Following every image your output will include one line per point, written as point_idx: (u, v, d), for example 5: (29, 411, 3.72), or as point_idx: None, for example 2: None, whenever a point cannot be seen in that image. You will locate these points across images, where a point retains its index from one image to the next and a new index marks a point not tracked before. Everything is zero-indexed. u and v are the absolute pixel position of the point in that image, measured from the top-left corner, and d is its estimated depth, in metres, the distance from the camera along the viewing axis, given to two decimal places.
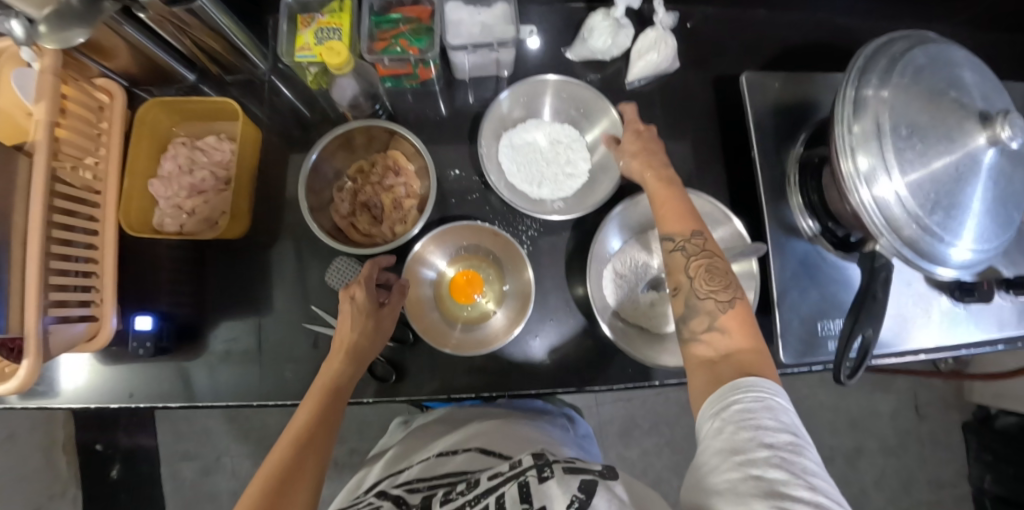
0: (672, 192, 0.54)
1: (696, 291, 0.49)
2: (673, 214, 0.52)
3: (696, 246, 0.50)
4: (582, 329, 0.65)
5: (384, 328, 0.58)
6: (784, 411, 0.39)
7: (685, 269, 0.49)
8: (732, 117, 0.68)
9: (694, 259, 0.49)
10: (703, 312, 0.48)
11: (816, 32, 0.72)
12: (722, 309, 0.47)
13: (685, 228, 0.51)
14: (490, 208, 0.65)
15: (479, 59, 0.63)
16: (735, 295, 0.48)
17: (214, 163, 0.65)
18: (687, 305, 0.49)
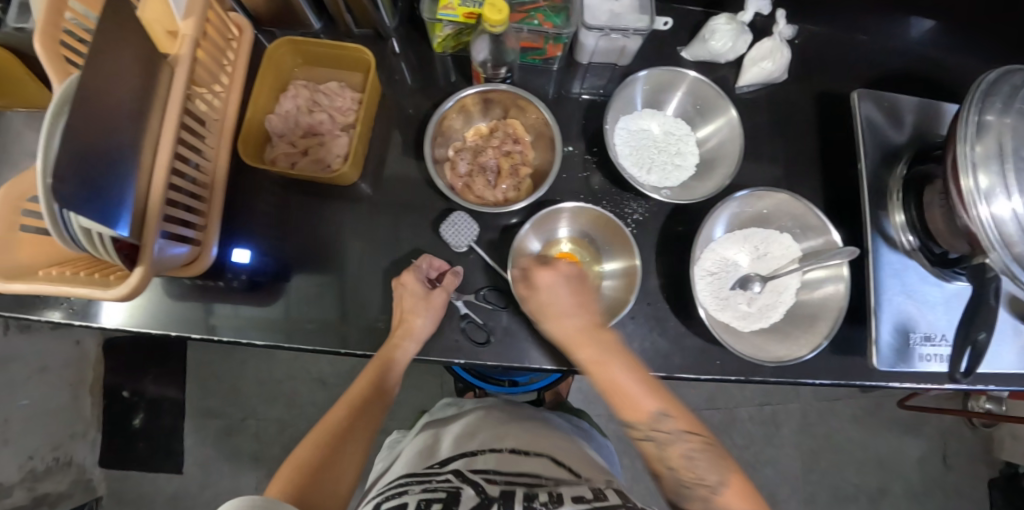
0: (607, 368, 0.54)
1: (656, 456, 0.52)
2: (625, 398, 0.53)
3: (663, 430, 0.52)
4: (673, 320, 0.65)
5: (439, 314, 0.60)
6: None
7: (659, 456, 0.52)
8: (833, 133, 0.70)
9: (668, 448, 0.51)
10: (698, 498, 0.48)
11: (916, 62, 0.75)
12: (715, 490, 0.48)
13: (649, 408, 0.53)
14: (596, 188, 0.66)
15: (606, 44, 0.64)
16: (724, 472, 0.50)
17: (334, 108, 0.66)
18: (677, 494, 0.49)
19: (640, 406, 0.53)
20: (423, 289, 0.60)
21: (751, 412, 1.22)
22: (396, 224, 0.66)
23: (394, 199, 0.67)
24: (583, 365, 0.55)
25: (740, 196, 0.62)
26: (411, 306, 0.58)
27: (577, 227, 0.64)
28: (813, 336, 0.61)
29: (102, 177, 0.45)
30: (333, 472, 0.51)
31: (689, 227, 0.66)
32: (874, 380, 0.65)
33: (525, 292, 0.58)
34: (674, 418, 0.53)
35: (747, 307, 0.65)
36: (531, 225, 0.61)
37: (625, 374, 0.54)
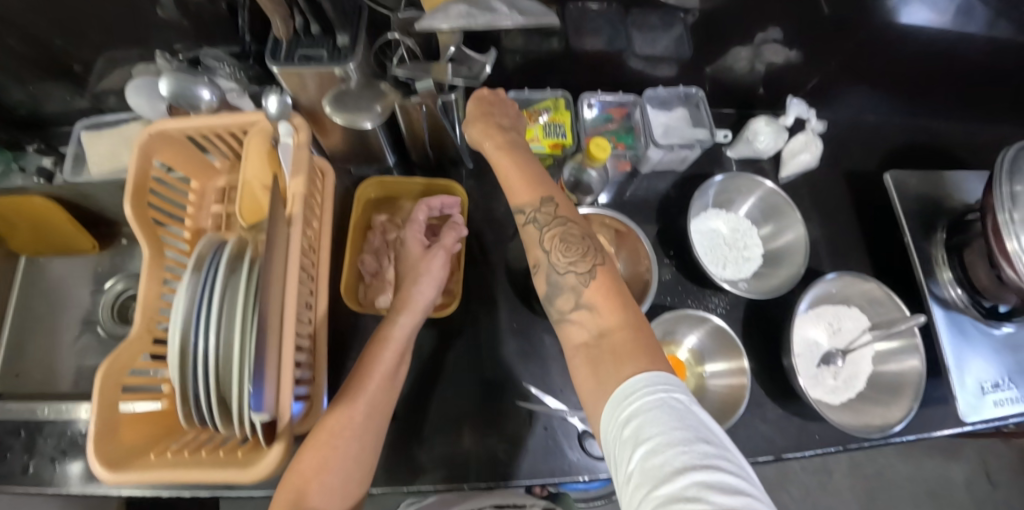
0: (503, 166, 0.55)
1: (558, 267, 0.50)
2: (518, 175, 0.54)
3: (545, 214, 0.52)
4: (771, 403, 0.68)
5: (437, 282, 0.59)
6: (681, 417, 0.37)
7: (539, 242, 0.51)
8: (868, 205, 0.78)
9: (549, 232, 0.51)
10: (567, 289, 0.49)
11: (915, 135, 0.85)
12: (586, 283, 0.49)
13: (533, 194, 0.52)
14: (681, 287, 0.70)
15: (670, 158, 0.70)
16: (597, 263, 0.49)
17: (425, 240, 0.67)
18: (550, 282, 0.51)
19: (516, 195, 0.53)
20: (422, 244, 0.62)
21: (802, 462, 1.25)
22: (493, 340, 0.67)
23: (489, 317, 0.68)
24: (490, 154, 0.55)
25: (830, 277, 0.67)
26: (410, 272, 0.59)
27: (689, 329, 0.65)
28: (902, 403, 0.64)
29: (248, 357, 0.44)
30: None
31: (769, 311, 0.70)
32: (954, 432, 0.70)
33: (475, 112, 0.58)
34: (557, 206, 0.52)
35: (835, 381, 0.69)
36: (650, 327, 0.62)
37: (519, 159, 0.55)
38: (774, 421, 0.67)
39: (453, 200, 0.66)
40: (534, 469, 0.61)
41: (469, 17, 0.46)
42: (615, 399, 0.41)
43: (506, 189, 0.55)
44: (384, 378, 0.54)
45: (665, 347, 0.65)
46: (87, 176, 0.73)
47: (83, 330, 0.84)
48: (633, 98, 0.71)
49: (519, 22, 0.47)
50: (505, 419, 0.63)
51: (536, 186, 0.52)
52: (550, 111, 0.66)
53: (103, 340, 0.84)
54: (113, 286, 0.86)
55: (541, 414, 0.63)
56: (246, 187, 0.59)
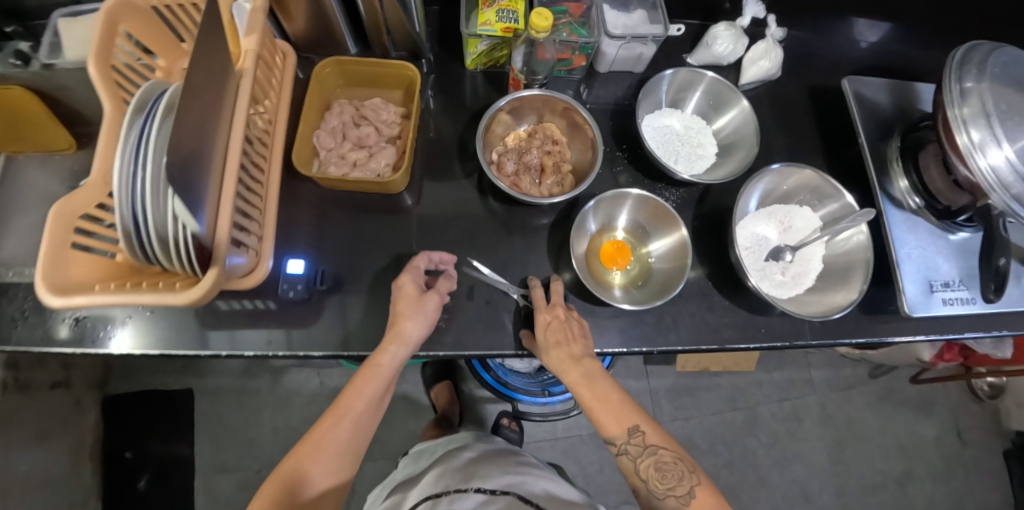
0: (582, 391, 0.56)
1: (657, 492, 0.53)
2: (613, 417, 0.54)
3: (636, 444, 0.54)
4: (716, 298, 0.69)
5: (430, 320, 0.58)
6: None
7: (634, 471, 0.54)
8: (828, 117, 0.78)
9: (641, 460, 0.53)
10: (666, 508, 0.52)
11: (884, 56, 0.85)
12: (682, 502, 0.51)
13: (622, 427, 0.54)
14: (633, 181, 0.71)
15: (626, 52, 0.71)
16: (693, 484, 0.52)
17: (380, 122, 0.67)
18: (652, 507, 0.53)
19: (607, 429, 0.55)
20: (418, 289, 0.59)
21: (771, 409, 1.25)
22: (443, 225, 0.68)
23: (442, 203, 0.70)
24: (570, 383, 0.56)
25: (774, 168, 0.68)
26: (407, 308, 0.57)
27: (633, 212, 0.68)
28: (848, 290, 0.66)
29: (184, 176, 0.45)
30: None
31: (719, 210, 0.71)
32: (901, 335, 0.70)
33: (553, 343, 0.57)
34: (646, 433, 0.54)
35: (782, 276, 0.70)
36: (594, 203, 0.65)
37: (610, 384, 0.56)
38: (719, 313, 0.68)
39: (452, 257, 0.64)
40: (472, 340, 0.63)
41: None
42: None
43: (592, 417, 0.56)
44: (364, 408, 0.57)
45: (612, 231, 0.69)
46: (61, 61, 0.75)
47: None
48: None
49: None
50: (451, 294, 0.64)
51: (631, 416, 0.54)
52: None
53: None
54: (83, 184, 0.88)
55: (485, 293, 0.65)
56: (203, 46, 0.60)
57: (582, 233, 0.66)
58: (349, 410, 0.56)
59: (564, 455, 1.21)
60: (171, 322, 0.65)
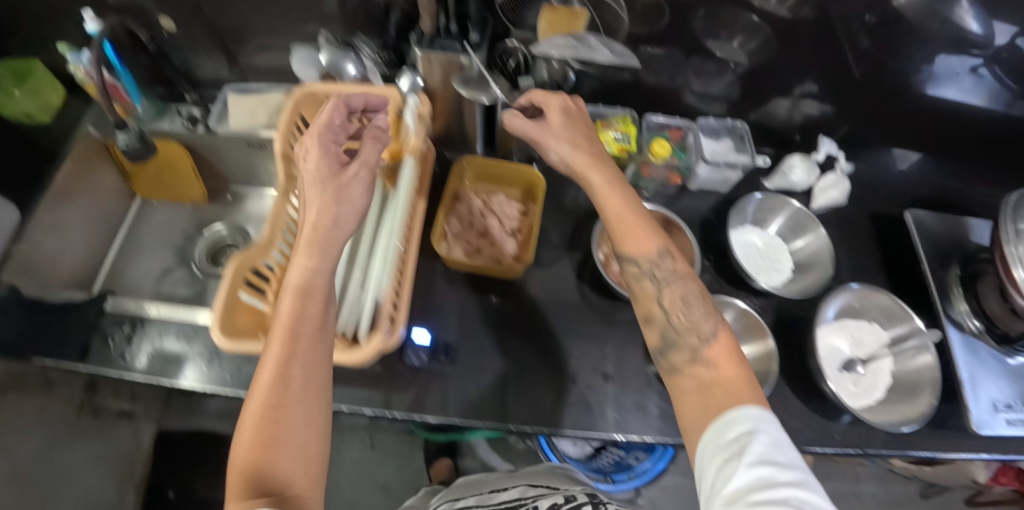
0: (610, 203, 0.58)
1: (678, 325, 0.54)
2: (637, 232, 0.56)
3: (661, 267, 0.55)
4: (794, 402, 0.73)
5: (358, 204, 0.55)
6: (783, 446, 0.42)
7: (656, 298, 0.56)
8: (890, 242, 0.87)
9: (667, 288, 0.55)
10: (687, 348, 0.53)
11: (935, 190, 0.95)
12: (707, 342, 0.52)
13: (650, 245, 0.56)
14: (717, 286, 0.79)
15: (714, 175, 0.81)
16: (716, 323, 0.54)
17: (503, 215, 0.76)
18: (665, 337, 0.55)
19: (625, 242, 0.56)
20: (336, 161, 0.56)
21: None
22: (546, 307, 0.76)
23: (546, 288, 0.77)
24: (595, 185, 0.59)
25: (853, 286, 0.77)
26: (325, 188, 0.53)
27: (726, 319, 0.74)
28: (921, 404, 0.71)
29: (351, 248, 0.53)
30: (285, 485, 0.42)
31: (797, 319, 0.78)
32: (973, 455, 0.73)
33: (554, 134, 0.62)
34: (674, 261, 0.56)
35: (855, 387, 0.75)
36: None
37: (611, 185, 0.59)
38: (797, 416, 0.72)
39: (377, 99, 0.66)
40: (574, 420, 0.67)
41: (584, 52, 0.58)
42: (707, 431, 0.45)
43: (617, 235, 0.57)
44: (308, 321, 0.49)
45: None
46: (228, 129, 0.87)
47: (178, 266, 0.96)
48: (687, 123, 0.82)
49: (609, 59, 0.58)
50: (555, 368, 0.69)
51: (652, 236, 0.55)
52: (620, 123, 0.77)
53: (193, 276, 0.95)
54: (216, 229, 0.99)
55: (585, 376, 0.70)
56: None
57: None
58: (280, 343, 0.46)
59: None
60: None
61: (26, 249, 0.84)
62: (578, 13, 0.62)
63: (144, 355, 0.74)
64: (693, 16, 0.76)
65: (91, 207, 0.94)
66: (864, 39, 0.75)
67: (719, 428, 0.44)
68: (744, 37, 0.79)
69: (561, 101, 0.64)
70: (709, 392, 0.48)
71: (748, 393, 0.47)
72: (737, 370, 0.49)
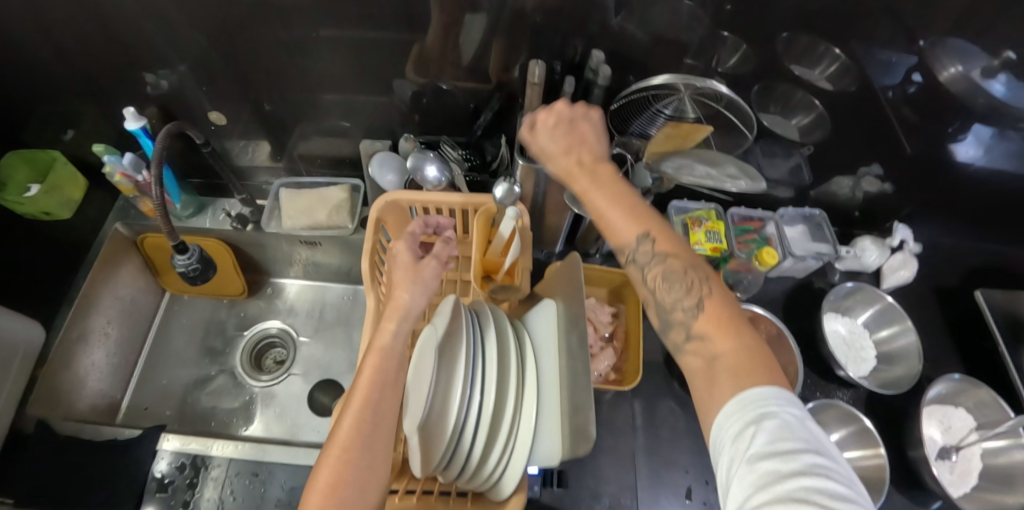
0: (593, 196, 0.52)
1: (664, 304, 0.47)
2: (618, 217, 0.50)
3: (641, 253, 0.48)
4: (899, 498, 0.72)
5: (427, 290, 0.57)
6: (801, 426, 0.37)
7: (642, 281, 0.50)
8: (957, 319, 0.88)
9: (647, 269, 0.48)
10: (676, 324, 0.46)
11: (990, 258, 0.96)
12: (695, 314, 0.45)
13: (634, 230, 0.49)
14: (808, 378, 0.78)
15: (797, 265, 0.81)
16: (704, 294, 0.45)
17: (597, 320, 0.73)
18: (662, 320, 0.48)
19: (616, 232, 0.50)
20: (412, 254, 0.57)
21: None
22: (646, 414, 0.72)
23: (643, 392, 0.74)
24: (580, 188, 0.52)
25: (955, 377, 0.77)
26: (402, 278, 0.55)
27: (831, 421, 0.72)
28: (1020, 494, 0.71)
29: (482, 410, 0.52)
30: None
31: (888, 408, 0.78)
32: None
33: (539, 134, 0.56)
34: (657, 239, 0.48)
35: (951, 475, 0.75)
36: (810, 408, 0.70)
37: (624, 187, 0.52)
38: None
39: (446, 220, 0.64)
40: None
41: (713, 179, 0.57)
42: (723, 408, 0.40)
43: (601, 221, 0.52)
44: (387, 386, 0.50)
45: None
46: (281, 228, 0.80)
47: (219, 372, 0.88)
48: (771, 214, 0.82)
49: (741, 188, 0.57)
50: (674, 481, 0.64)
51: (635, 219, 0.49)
52: (709, 220, 0.77)
53: (238, 383, 0.87)
54: (267, 328, 0.92)
55: (700, 493, 0.67)
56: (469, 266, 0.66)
57: None
58: (357, 403, 0.47)
59: None
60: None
61: (54, 371, 0.74)
62: (697, 130, 0.63)
63: (210, 499, 0.66)
64: (749, 93, 0.77)
65: (121, 312, 0.85)
66: (908, 109, 0.76)
67: (728, 414, 0.40)
68: (801, 115, 0.80)
69: (541, 116, 0.55)
70: (721, 372, 0.42)
71: (762, 365, 0.41)
72: (732, 342, 0.42)
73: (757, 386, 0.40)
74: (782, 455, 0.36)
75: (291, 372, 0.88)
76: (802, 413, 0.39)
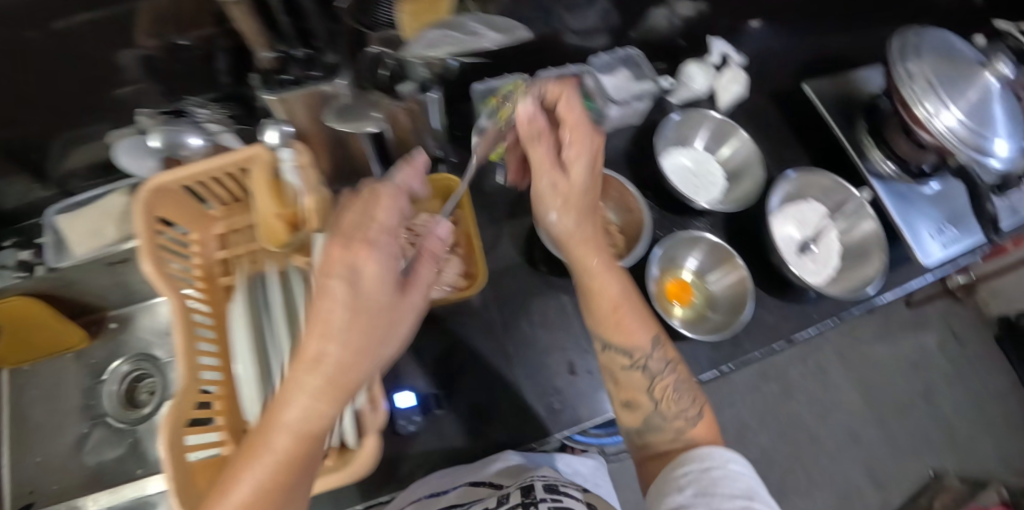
0: (590, 262, 0.58)
1: (668, 411, 0.56)
2: (632, 325, 0.57)
3: (655, 361, 0.57)
4: (768, 300, 0.76)
5: (398, 339, 0.44)
6: (738, 475, 0.47)
7: (647, 387, 0.57)
8: (795, 117, 0.89)
9: (655, 382, 0.57)
10: (670, 430, 0.56)
11: (822, 43, 0.95)
12: (691, 423, 0.56)
13: (646, 338, 0.57)
14: (662, 222, 0.78)
15: (626, 111, 0.78)
16: (699, 408, 0.57)
17: (431, 234, 0.70)
18: (652, 423, 0.57)
19: (635, 340, 0.57)
20: (388, 278, 0.42)
21: (800, 369, 1.33)
22: (515, 312, 0.70)
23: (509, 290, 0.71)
24: (574, 252, 0.58)
25: (790, 174, 0.79)
26: (317, 327, 0.39)
27: (689, 251, 0.74)
28: (874, 263, 0.76)
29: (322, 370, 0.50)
30: None
31: (744, 222, 0.80)
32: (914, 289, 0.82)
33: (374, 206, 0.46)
34: (665, 347, 0.58)
35: (815, 266, 0.78)
36: (659, 248, 0.71)
37: (624, 284, 0.59)
38: (772, 315, 0.76)
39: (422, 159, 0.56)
40: (586, 410, 0.66)
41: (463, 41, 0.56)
42: (674, 466, 0.50)
43: (592, 307, 0.58)
44: (309, 460, 0.41)
45: (679, 269, 0.75)
46: (74, 260, 0.71)
47: (92, 426, 0.81)
48: (583, 67, 0.76)
49: (497, 41, 0.57)
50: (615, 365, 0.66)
51: (641, 333, 0.57)
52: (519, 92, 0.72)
53: (116, 430, 0.81)
54: (125, 364, 0.84)
55: (579, 363, 0.69)
56: (262, 224, 0.61)
57: (652, 280, 0.70)
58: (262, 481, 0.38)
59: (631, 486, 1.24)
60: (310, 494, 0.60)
61: None
62: None
63: None
64: None
65: None
66: None
67: (677, 470, 0.49)
68: None
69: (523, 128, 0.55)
70: (685, 441, 0.55)
71: (710, 434, 0.56)
72: (711, 433, 0.55)
73: (706, 448, 0.50)
74: (720, 496, 0.44)
75: (166, 398, 0.82)
76: (741, 468, 0.48)
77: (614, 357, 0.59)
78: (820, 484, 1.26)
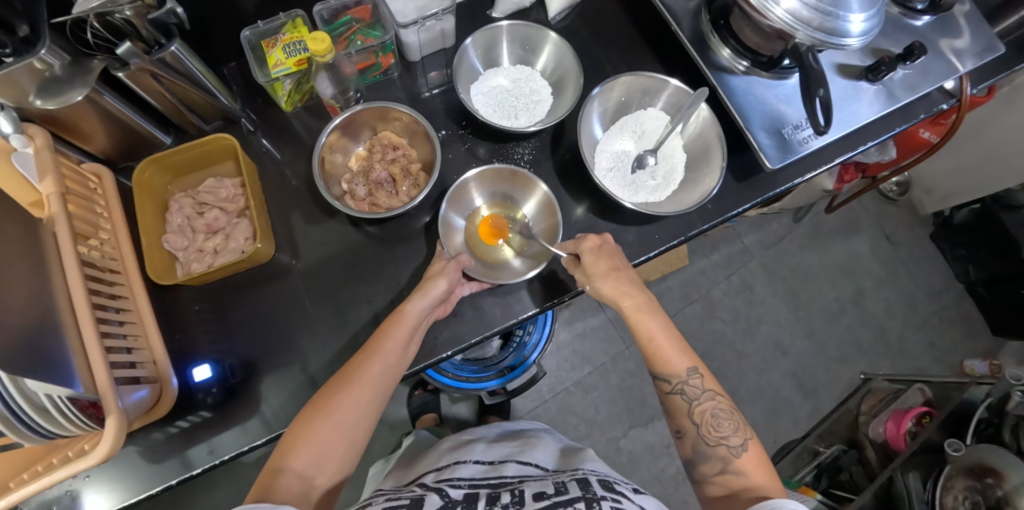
0: (646, 318, 0.61)
1: (709, 437, 0.57)
2: (666, 354, 0.60)
3: (694, 386, 0.59)
4: (601, 227, 0.71)
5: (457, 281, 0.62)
6: None
7: (688, 413, 0.58)
8: (641, 17, 0.80)
9: (698, 405, 0.58)
10: (715, 458, 0.56)
11: None
12: (735, 453, 0.55)
13: (686, 366, 0.59)
14: (481, 157, 0.73)
15: (427, 34, 0.70)
16: (746, 437, 0.56)
17: (220, 200, 0.69)
18: (697, 450, 0.58)
19: (673, 362, 0.59)
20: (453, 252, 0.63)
21: (723, 288, 1.29)
22: (325, 273, 0.70)
23: (320, 253, 0.70)
24: (628, 311, 0.61)
25: (598, 91, 0.70)
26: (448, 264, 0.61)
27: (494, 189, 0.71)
28: (713, 171, 0.69)
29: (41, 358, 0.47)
30: (323, 417, 0.52)
31: (575, 145, 0.73)
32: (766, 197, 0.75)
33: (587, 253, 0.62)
34: (703, 376, 0.59)
35: (654, 181, 0.72)
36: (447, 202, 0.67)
37: (660, 323, 0.61)
38: None
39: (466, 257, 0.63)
40: None
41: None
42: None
43: (654, 355, 0.60)
44: (404, 342, 0.57)
45: (475, 213, 0.72)
46: None
47: None
48: None
49: None
50: (476, 336, 0.67)
51: (689, 356, 0.59)
52: (287, 32, 0.66)
53: None
54: None
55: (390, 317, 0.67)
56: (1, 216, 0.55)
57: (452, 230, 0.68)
58: (381, 347, 0.56)
59: (553, 419, 1.27)
60: (128, 468, 0.62)
61: None
62: None
63: None
64: None
65: None
66: None
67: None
68: None
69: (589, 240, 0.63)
70: (749, 467, 0.55)
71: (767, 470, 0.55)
72: (768, 478, 0.54)
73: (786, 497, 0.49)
74: None
75: None
76: None
77: (658, 383, 0.61)
78: (749, 399, 1.24)
